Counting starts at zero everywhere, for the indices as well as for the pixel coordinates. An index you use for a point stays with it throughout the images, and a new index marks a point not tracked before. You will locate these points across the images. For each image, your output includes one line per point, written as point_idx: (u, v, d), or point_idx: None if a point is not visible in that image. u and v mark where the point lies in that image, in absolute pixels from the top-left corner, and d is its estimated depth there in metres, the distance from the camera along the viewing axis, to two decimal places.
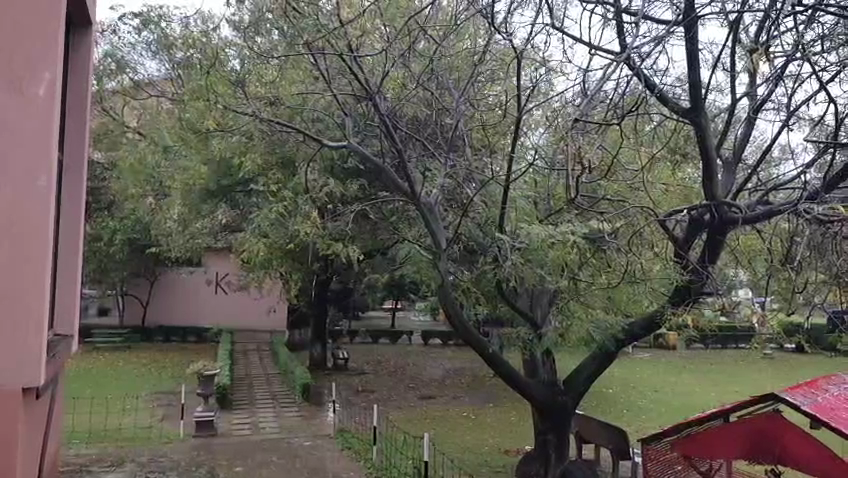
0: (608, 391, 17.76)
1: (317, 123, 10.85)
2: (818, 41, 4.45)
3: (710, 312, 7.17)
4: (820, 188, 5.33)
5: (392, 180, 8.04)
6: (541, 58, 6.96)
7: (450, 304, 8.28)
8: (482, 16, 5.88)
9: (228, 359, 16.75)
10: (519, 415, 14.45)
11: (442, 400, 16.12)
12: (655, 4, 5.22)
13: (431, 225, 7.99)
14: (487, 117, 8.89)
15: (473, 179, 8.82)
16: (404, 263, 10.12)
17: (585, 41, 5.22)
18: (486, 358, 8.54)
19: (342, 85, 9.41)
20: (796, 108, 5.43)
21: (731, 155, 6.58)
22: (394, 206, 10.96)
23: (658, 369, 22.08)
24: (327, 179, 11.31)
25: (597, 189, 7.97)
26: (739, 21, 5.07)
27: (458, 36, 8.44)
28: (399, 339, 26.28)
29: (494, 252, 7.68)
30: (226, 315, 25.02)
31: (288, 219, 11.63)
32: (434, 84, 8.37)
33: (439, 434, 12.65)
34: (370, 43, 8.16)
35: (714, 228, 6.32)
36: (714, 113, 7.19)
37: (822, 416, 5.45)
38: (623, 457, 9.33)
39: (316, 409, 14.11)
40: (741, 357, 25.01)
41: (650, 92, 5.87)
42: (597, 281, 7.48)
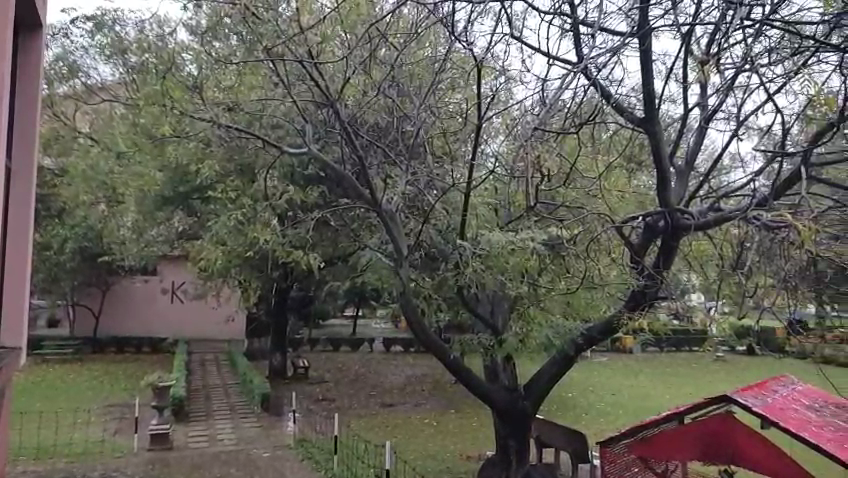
0: (567, 395, 17.98)
1: (275, 129, 10.77)
2: (765, 53, 4.60)
3: (665, 316, 7.37)
4: (769, 195, 5.54)
5: (352, 187, 8.02)
6: (501, 67, 7.06)
7: (411, 311, 8.30)
8: (442, 25, 5.93)
9: (184, 370, 16.37)
10: (480, 421, 14.49)
11: (403, 408, 16.06)
12: (611, 15, 5.34)
13: (392, 232, 7.97)
14: (447, 125, 8.94)
15: (433, 186, 8.87)
16: (365, 270, 10.12)
17: (542, 51, 5.30)
18: (447, 364, 8.59)
19: (301, 92, 9.38)
20: (744, 119, 5.62)
21: (683, 164, 6.77)
22: (356, 213, 10.93)
23: (615, 372, 22.49)
24: (286, 185, 11.21)
25: (557, 196, 8.05)
26: (691, 32, 5.23)
27: (418, 44, 8.50)
28: (360, 347, 26.14)
29: (456, 258, 7.83)
30: (182, 324, 24.59)
31: (246, 226, 11.45)
32: (394, 92, 8.39)
33: (401, 441, 12.61)
34: (329, 50, 8.13)
35: (668, 234, 6.49)
36: (666, 122, 7.39)
37: (772, 417, 5.65)
38: (581, 460, 9.45)
39: (275, 419, 13.89)
40: (694, 359, 25.70)
41: (606, 101, 6.00)
42: (556, 286, 7.54)
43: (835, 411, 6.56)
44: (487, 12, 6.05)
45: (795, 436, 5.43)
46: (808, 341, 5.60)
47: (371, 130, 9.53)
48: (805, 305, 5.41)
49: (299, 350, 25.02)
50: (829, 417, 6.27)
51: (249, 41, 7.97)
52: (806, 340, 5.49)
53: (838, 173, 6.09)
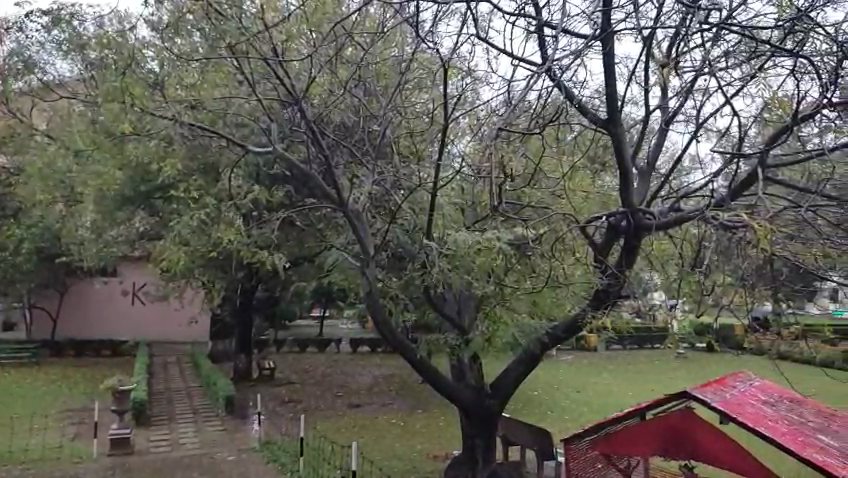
0: (533, 393, 18.14)
1: (240, 128, 10.63)
2: (723, 57, 4.71)
3: (628, 314, 7.49)
4: (726, 195, 5.66)
5: (319, 186, 7.96)
6: (467, 68, 7.09)
7: (378, 312, 8.27)
8: (408, 26, 5.93)
9: (145, 373, 16.03)
10: (446, 421, 14.52)
11: (370, 408, 16.00)
12: (575, 18, 5.40)
13: (358, 232, 7.94)
14: (413, 125, 8.94)
15: (400, 186, 8.87)
16: (331, 270, 10.05)
17: (508, 52, 5.33)
18: (413, 364, 8.59)
19: (266, 90, 9.31)
20: (703, 121, 5.75)
21: (645, 165, 6.89)
22: (321, 213, 10.85)
23: (580, 370, 22.79)
24: (251, 185, 11.07)
25: (522, 195, 8.12)
26: (652, 36, 5.33)
27: (384, 43, 8.49)
28: (326, 348, 25.97)
29: (422, 258, 7.83)
30: (143, 326, 24.07)
31: (210, 226, 11.27)
32: (360, 92, 8.36)
33: (367, 442, 12.55)
34: (294, 48, 8.07)
35: (630, 233, 6.58)
36: (629, 124, 7.52)
37: (731, 413, 5.80)
38: (546, 457, 9.54)
39: (240, 422, 13.70)
40: (656, 356, 26.23)
41: (569, 102, 6.07)
42: (522, 285, 7.59)
43: (790, 406, 6.77)
44: (453, 13, 6.08)
45: (753, 431, 5.58)
46: (764, 338, 5.74)
47: (337, 129, 9.48)
48: (762, 303, 5.55)
49: (264, 351, 24.74)
50: (785, 413, 6.46)
51: (213, 38, 7.86)
52: (762, 337, 5.63)
53: (793, 174, 6.26)
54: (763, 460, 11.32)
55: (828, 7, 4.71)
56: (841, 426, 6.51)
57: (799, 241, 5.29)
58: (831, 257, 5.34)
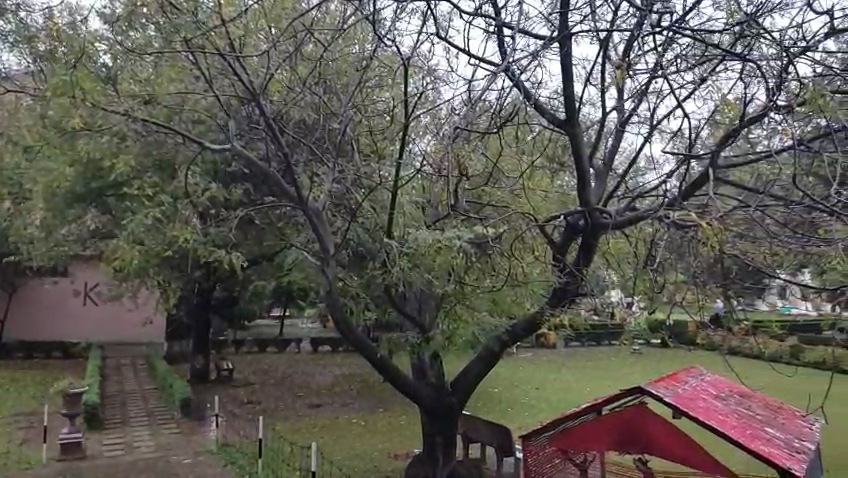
0: (494, 391, 18.29)
1: (196, 124, 10.43)
2: (675, 60, 4.81)
3: (585, 311, 7.59)
4: (680, 195, 5.78)
5: (278, 184, 7.86)
6: (427, 67, 7.10)
7: (338, 311, 8.22)
8: (368, 24, 5.90)
9: (98, 375, 15.59)
10: (407, 420, 14.52)
11: (330, 408, 15.88)
12: (533, 19, 5.47)
13: (318, 231, 7.87)
14: (374, 123, 8.91)
15: (361, 184, 8.84)
16: (291, 269, 9.95)
17: (467, 52, 5.35)
18: (374, 363, 8.57)
19: (223, 86, 9.18)
20: (657, 122, 5.87)
21: (602, 165, 7.01)
22: (281, 211, 10.73)
23: (540, 367, 23.08)
24: (209, 183, 10.87)
25: (483, 194, 8.17)
26: (608, 38, 5.41)
27: (344, 41, 8.45)
28: (287, 348, 25.70)
29: (383, 257, 7.82)
30: (96, 327, 23.40)
31: (165, 224, 11.02)
32: (321, 89, 8.28)
33: (328, 442, 12.47)
34: (252, 44, 7.96)
35: (587, 232, 6.68)
36: (586, 124, 7.62)
37: (683, 407, 5.97)
38: (506, 453, 9.62)
39: (197, 424, 13.44)
40: (613, 353, 26.76)
41: (527, 102, 6.13)
42: (482, 284, 7.64)
43: (739, 400, 7.01)
44: (413, 11, 6.08)
45: (703, 425, 5.76)
46: (715, 334, 5.92)
47: (297, 128, 9.40)
48: (714, 300, 5.70)
49: (222, 352, 24.34)
50: (734, 406, 6.69)
51: (167, 31, 7.67)
52: (715, 333, 5.78)
53: (743, 175, 6.44)
54: (714, 453, 11.64)
55: (774, 14, 4.87)
56: (785, 419, 6.79)
57: (749, 239, 5.45)
58: (778, 255, 5.53)
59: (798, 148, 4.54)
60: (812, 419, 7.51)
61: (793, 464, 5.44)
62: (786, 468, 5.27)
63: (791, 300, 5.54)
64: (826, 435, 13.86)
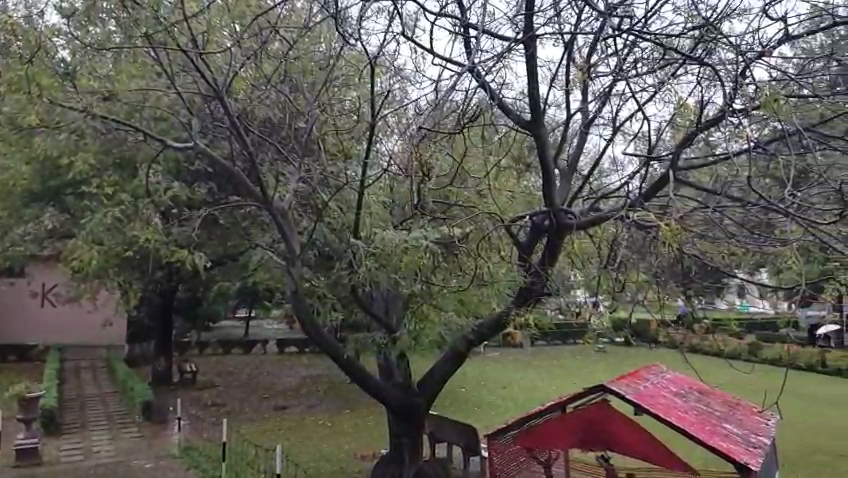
0: (461, 390, 18.35)
1: (158, 122, 10.23)
2: (637, 63, 4.89)
3: (551, 311, 7.66)
4: (641, 196, 5.88)
5: (242, 183, 7.74)
6: (394, 67, 7.09)
7: (303, 312, 8.15)
8: (334, 22, 5.87)
9: (55, 379, 15.18)
10: (375, 421, 14.48)
11: (297, 410, 15.73)
12: (498, 21, 5.50)
13: (283, 231, 7.80)
14: (340, 123, 8.87)
15: (327, 184, 8.79)
16: (256, 270, 9.84)
17: (433, 52, 5.35)
18: (340, 364, 8.51)
19: (186, 83, 9.03)
20: (620, 124, 5.96)
21: (567, 166, 7.08)
22: (246, 211, 10.60)
23: (507, 367, 23.26)
24: (171, 181, 10.68)
25: (450, 194, 8.18)
26: (573, 41, 5.47)
27: (310, 40, 8.40)
28: (253, 349, 25.40)
29: (349, 257, 7.78)
30: (54, 330, 22.79)
31: (125, 224, 10.78)
32: (287, 88, 8.19)
33: (293, 444, 12.35)
34: (215, 41, 7.85)
35: (553, 233, 6.74)
36: (552, 126, 7.70)
37: (644, 404, 6.09)
38: (472, 452, 9.66)
39: (159, 428, 13.17)
40: (579, 352, 27.13)
41: (492, 103, 6.17)
42: (448, 284, 7.64)
43: (698, 397, 7.16)
44: (379, 11, 6.07)
45: (664, 422, 5.87)
46: (675, 332, 6.03)
47: (262, 126, 9.31)
48: (675, 299, 5.80)
49: (186, 354, 23.93)
50: (694, 403, 6.82)
51: (127, 26, 7.51)
52: (676, 331, 5.89)
53: (702, 177, 6.58)
54: (676, 450, 11.88)
55: (732, 20, 4.99)
56: (743, 415, 6.95)
57: (709, 239, 5.56)
58: (737, 255, 5.65)
59: (754, 150, 4.65)
60: (769, 414, 7.71)
61: (750, 459, 5.58)
62: (742, 464, 5.41)
63: (748, 299, 5.68)
64: (781, 431, 14.30)
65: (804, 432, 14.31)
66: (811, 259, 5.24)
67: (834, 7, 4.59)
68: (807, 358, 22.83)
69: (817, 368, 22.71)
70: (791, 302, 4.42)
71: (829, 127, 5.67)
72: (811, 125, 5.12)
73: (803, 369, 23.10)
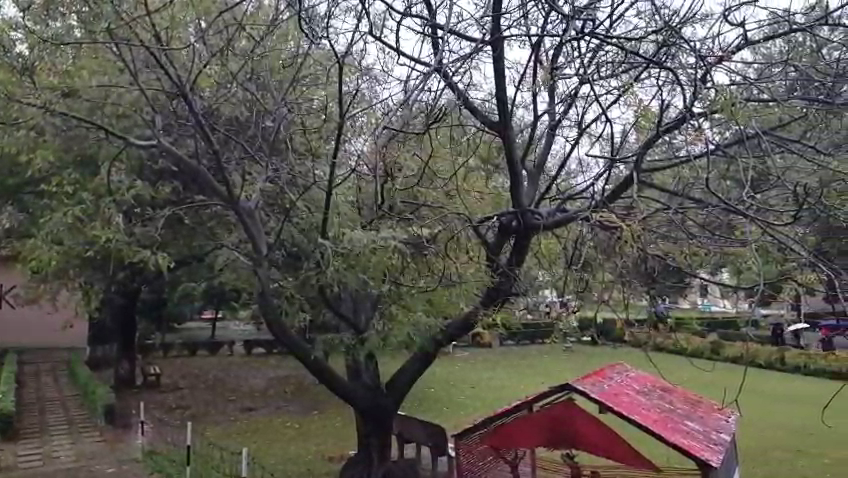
0: (431, 390, 18.35)
1: (120, 119, 10.01)
2: (603, 66, 4.93)
3: (518, 311, 7.68)
4: (607, 197, 5.94)
5: (207, 183, 7.62)
6: (362, 66, 7.05)
7: (270, 313, 8.06)
8: (300, 20, 5.81)
9: (13, 383, 14.74)
10: (343, 422, 14.40)
11: (264, 412, 15.55)
12: (465, 21, 5.51)
13: (250, 230, 7.69)
14: (308, 123, 8.81)
15: (295, 183, 8.72)
16: (222, 270, 9.72)
17: (401, 53, 5.34)
18: (308, 365, 8.43)
19: (150, 81, 8.88)
20: (585, 126, 6.02)
21: (534, 167, 7.13)
22: (212, 210, 10.45)
23: (475, 367, 23.36)
24: (134, 180, 10.46)
25: (419, 195, 8.16)
26: (539, 44, 5.51)
27: (278, 38, 8.33)
28: (219, 350, 25.06)
29: (317, 257, 7.71)
30: (12, 332, 22.15)
31: (86, 223, 10.53)
32: (253, 86, 8.08)
33: (260, 447, 12.20)
34: (179, 37, 7.73)
35: (520, 234, 6.75)
36: (519, 128, 7.74)
37: (608, 402, 6.19)
38: (440, 452, 9.69)
39: (121, 432, 12.90)
40: (546, 351, 27.39)
41: (459, 103, 6.18)
42: (416, 284, 7.63)
43: (660, 394, 7.29)
44: (347, 10, 6.04)
45: (627, 419, 5.97)
46: (640, 331, 6.11)
47: (229, 125, 9.20)
48: (641, 300, 5.87)
49: (151, 356, 23.49)
50: (656, 401, 6.94)
51: (88, 20, 7.33)
52: (640, 331, 5.96)
53: (666, 178, 6.67)
54: (640, 447, 12.05)
55: (694, 25, 5.07)
56: (704, 412, 7.10)
57: (672, 239, 5.64)
58: (698, 255, 5.76)
59: (714, 153, 4.73)
60: (730, 411, 7.87)
61: (709, 455, 5.71)
62: (702, 460, 5.53)
63: (710, 299, 5.79)
64: (742, 426, 14.66)
65: (763, 427, 14.70)
66: (770, 260, 5.37)
67: (791, 14, 4.71)
68: (766, 356, 23.49)
69: (775, 365, 23.39)
70: (751, 301, 4.52)
71: (787, 131, 5.81)
72: (770, 129, 5.23)
73: (762, 367, 23.71)
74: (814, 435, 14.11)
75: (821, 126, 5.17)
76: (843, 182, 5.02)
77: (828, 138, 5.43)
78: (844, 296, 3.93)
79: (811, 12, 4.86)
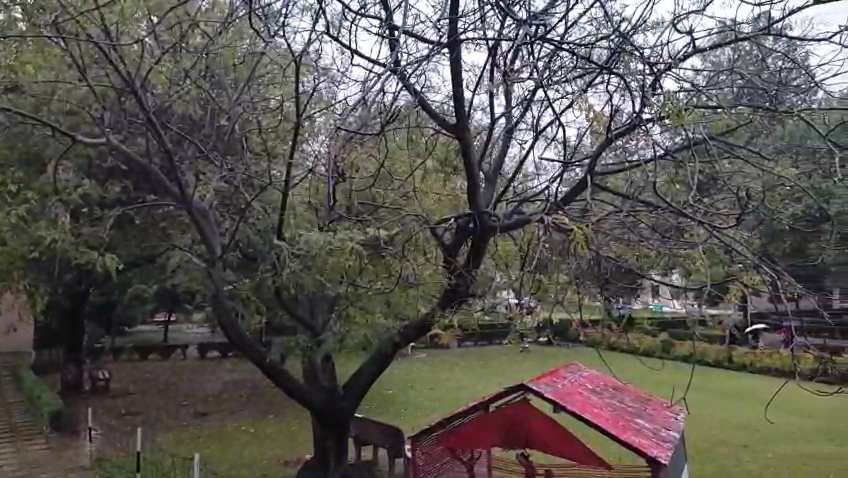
0: (389, 392, 18.30)
1: (68, 116, 9.69)
2: (559, 70, 4.98)
3: (476, 313, 7.69)
4: (564, 199, 6.00)
5: (158, 182, 7.41)
6: (320, 66, 6.97)
7: (224, 315, 7.91)
8: (256, 19, 5.70)
9: None
10: (299, 425, 14.24)
11: (218, 417, 15.25)
12: (422, 24, 5.51)
13: (204, 231, 7.53)
14: (264, 122, 8.70)
15: (251, 184, 8.59)
16: (175, 272, 9.50)
17: (357, 53, 5.29)
18: (262, 368, 8.28)
19: (100, 78, 8.62)
20: (541, 129, 6.08)
21: (491, 169, 7.15)
22: (165, 211, 10.21)
23: (434, 367, 23.42)
24: (82, 179, 10.13)
25: (376, 196, 8.12)
26: (496, 47, 5.54)
27: (233, 37, 8.21)
28: (172, 353, 24.49)
29: (273, 258, 7.60)
30: None
31: (30, 223, 10.15)
32: (206, 84, 7.92)
33: (213, 452, 11.97)
34: (130, 32, 7.54)
35: (476, 235, 6.75)
36: (476, 130, 7.76)
37: (561, 401, 6.28)
38: (397, 454, 9.65)
39: (68, 439, 12.48)
40: (504, 352, 27.62)
41: (417, 105, 6.16)
42: (374, 286, 7.59)
43: (613, 393, 7.44)
44: (304, 9, 5.97)
45: (580, 419, 6.07)
46: (593, 332, 6.18)
47: (182, 123, 9.02)
48: (595, 301, 5.95)
49: (100, 361, 22.79)
50: (609, 400, 7.09)
51: (32, 13, 7.08)
52: (593, 332, 6.04)
53: (619, 181, 6.78)
54: (595, 446, 12.25)
55: (646, 32, 5.17)
56: (654, 410, 7.28)
57: (624, 240, 5.71)
58: (650, 257, 5.89)
59: (665, 157, 4.82)
60: (680, 410, 8.05)
61: (659, 453, 5.86)
62: (652, 457, 5.67)
63: (662, 299, 5.92)
64: (692, 424, 15.04)
65: (712, 425, 15.08)
66: (716, 261, 5.50)
67: (738, 24, 4.86)
68: (715, 354, 24.17)
69: (723, 363, 24.11)
70: (699, 301, 4.63)
71: (734, 137, 5.97)
72: (718, 134, 5.36)
73: (712, 365, 24.41)
74: (759, 431, 14.55)
75: (766, 133, 5.34)
76: (786, 187, 5.18)
77: (772, 144, 5.61)
78: (784, 296, 4.04)
79: (757, 23, 5.02)
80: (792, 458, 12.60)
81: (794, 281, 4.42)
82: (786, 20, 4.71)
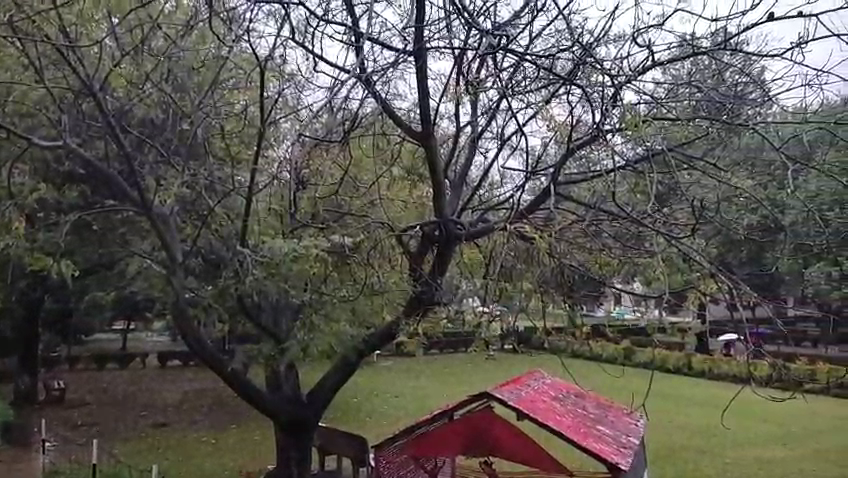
0: (354, 400, 18.16)
1: (23, 118, 9.41)
2: (523, 79, 5.03)
3: (441, 320, 7.68)
4: (527, 207, 6.06)
5: (118, 186, 7.25)
6: (285, 72, 6.92)
7: (184, 323, 7.74)
8: (222, 22, 5.63)
9: None
10: (262, 435, 14.02)
11: (177, 427, 14.91)
12: (388, 31, 5.51)
13: (165, 238, 7.37)
14: (228, 127, 8.58)
15: (215, 189, 8.47)
16: (134, 279, 9.28)
17: (323, 60, 5.26)
18: (223, 376, 8.11)
19: (58, 80, 8.42)
20: (505, 137, 6.13)
21: (457, 176, 7.17)
22: (124, 216, 9.98)
23: (399, 375, 23.35)
24: (37, 183, 9.86)
25: (341, 202, 8.05)
26: (462, 56, 5.57)
27: (197, 41, 8.10)
28: (131, 362, 23.91)
29: (236, 265, 7.47)
30: None
31: None
32: (169, 87, 7.78)
33: (172, 464, 11.70)
34: (90, 34, 7.39)
35: (441, 243, 6.75)
36: (442, 137, 7.77)
37: (525, 409, 6.32)
38: (361, 463, 9.54)
39: (20, 453, 12.05)
40: (470, 359, 27.70)
41: (383, 112, 6.15)
42: (338, 293, 7.51)
43: (575, 400, 7.53)
44: (269, 14, 5.92)
45: (543, 426, 6.13)
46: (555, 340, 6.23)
47: (143, 127, 8.84)
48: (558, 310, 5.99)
49: (55, 370, 22.11)
50: (571, 407, 7.16)
51: None
52: (556, 339, 6.08)
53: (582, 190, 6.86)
54: (558, 454, 12.34)
55: (609, 44, 5.26)
56: (615, 416, 7.38)
57: (587, 248, 5.78)
58: (612, 264, 5.97)
59: (625, 167, 4.89)
60: (640, 416, 8.14)
61: (619, 458, 5.93)
62: (612, 463, 5.74)
63: (623, 307, 6.00)
64: (652, 430, 15.34)
65: (671, 431, 15.38)
66: (676, 269, 5.60)
67: (696, 39, 4.98)
68: (675, 361, 24.66)
69: (682, 370, 24.63)
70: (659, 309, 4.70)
71: (693, 149, 6.10)
72: (677, 145, 5.48)
73: (671, 372, 24.89)
74: (717, 437, 14.89)
75: (723, 144, 5.47)
76: (741, 197, 5.31)
77: (729, 156, 5.74)
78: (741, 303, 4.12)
79: (715, 38, 5.17)
80: (748, 462, 12.92)
81: (751, 289, 4.52)
82: (741, 36, 4.86)
